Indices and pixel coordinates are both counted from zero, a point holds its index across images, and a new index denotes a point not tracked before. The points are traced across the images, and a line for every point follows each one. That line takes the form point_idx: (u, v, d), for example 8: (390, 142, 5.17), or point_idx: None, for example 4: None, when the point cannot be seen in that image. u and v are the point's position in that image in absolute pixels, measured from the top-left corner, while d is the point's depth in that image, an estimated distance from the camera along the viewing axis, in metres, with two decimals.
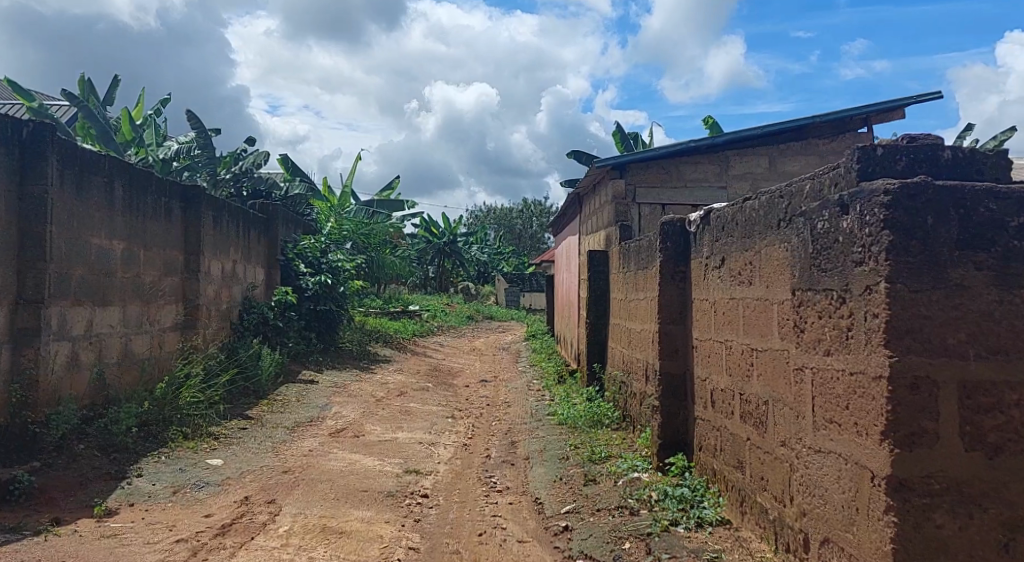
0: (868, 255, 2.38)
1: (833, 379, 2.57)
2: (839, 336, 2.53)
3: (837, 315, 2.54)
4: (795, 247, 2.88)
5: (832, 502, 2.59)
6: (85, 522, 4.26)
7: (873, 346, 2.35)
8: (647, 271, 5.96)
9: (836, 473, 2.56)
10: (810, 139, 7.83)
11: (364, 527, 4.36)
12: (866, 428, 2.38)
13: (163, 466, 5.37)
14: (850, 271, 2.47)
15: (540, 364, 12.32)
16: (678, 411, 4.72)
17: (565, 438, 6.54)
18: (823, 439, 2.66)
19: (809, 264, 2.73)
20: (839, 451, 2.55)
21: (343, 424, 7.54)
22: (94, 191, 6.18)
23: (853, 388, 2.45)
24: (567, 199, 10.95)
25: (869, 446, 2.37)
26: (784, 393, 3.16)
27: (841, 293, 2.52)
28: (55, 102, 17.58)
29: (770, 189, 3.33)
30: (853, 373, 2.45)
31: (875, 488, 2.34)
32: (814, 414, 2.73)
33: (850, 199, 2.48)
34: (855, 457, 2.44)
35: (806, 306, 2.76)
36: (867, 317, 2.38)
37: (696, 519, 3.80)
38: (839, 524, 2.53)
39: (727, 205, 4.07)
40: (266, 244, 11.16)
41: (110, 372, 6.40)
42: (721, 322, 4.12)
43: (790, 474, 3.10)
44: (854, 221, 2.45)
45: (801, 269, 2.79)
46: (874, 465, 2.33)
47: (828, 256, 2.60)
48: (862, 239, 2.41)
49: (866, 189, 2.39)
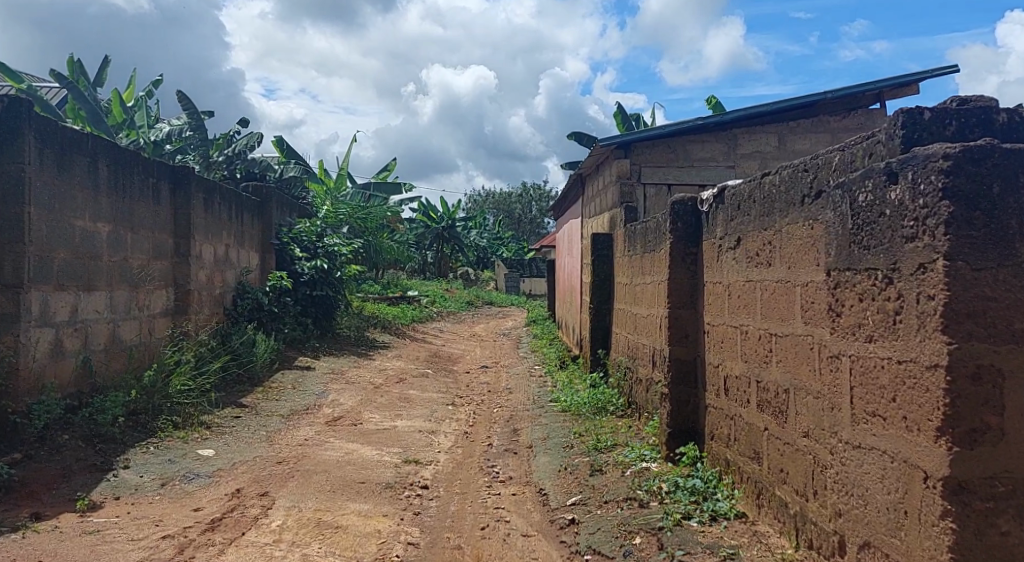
0: (922, 229, 2.16)
1: (878, 368, 2.36)
2: (884, 320, 2.32)
3: (882, 297, 2.32)
4: (831, 224, 2.67)
5: (875, 503, 2.38)
6: (67, 518, 4.06)
7: (927, 332, 2.13)
8: (654, 254, 5.76)
9: (880, 471, 2.36)
10: (822, 116, 7.63)
11: (360, 522, 4.17)
12: (917, 423, 2.18)
13: (152, 457, 5.17)
14: (899, 249, 2.25)
15: (541, 350, 12.12)
16: (688, 398, 4.52)
17: (569, 426, 6.35)
18: (865, 434, 2.45)
19: (848, 242, 2.51)
20: (885, 448, 2.34)
21: (340, 412, 7.34)
22: (79, 170, 6.00)
23: (902, 378, 2.24)
24: (569, 181, 10.73)
25: (922, 443, 2.16)
26: (809, 381, 2.96)
27: (888, 273, 2.30)
28: (45, 84, 17.32)
29: (793, 163, 3.19)
30: (902, 361, 2.24)
31: (929, 490, 2.13)
32: (853, 406, 2.52)
33: (899, 167, 2.27)
34: (904, 455, 2.24)
35: (843, 286, 2.54)
36: (920, 299, 2.16)
37: (710, 513, 3.59)
38: (883, 528, 2.34)
39: (743, 182, 3.89)
40: (260, 227, 10.90)
41: (98, 360, 6.19)
42: (735, 307, 3.90)
43: (816, 466, 2.90)
44: (905, 191, 2.24)
45: (839, 248, 2.57)
46: (929, 465, 2.13)
47: (872, 232, 2.38)
48: (914, 211, 2.19)
49: (921, 154, 2.17)
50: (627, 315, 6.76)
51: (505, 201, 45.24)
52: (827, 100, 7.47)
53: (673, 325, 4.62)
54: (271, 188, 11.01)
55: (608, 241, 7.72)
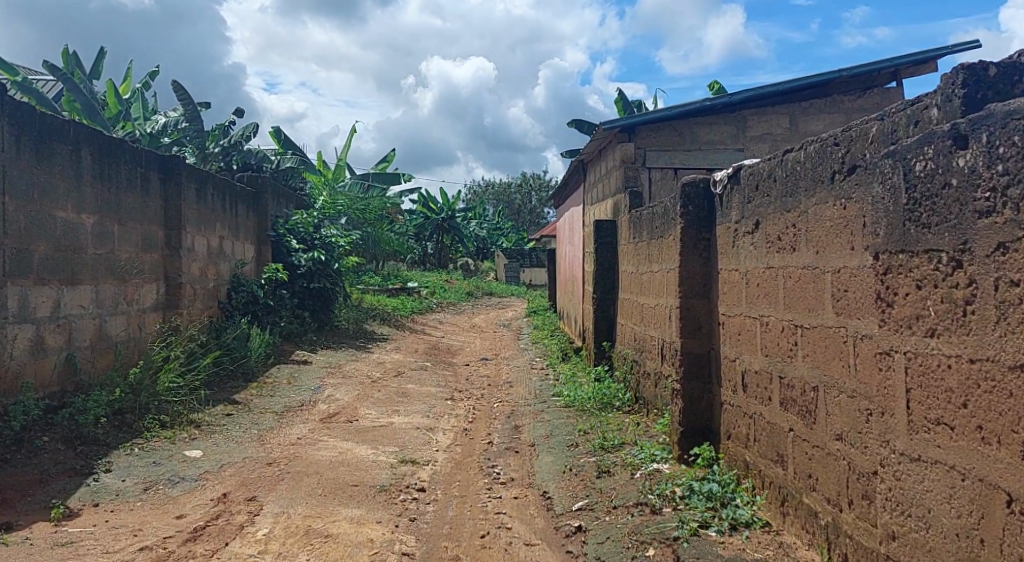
0: (999, 202, 1.86)
1: (941, 368, 2.05)
2: (952, 312, 2.01)
3: (949, 284, 2.02)
4: (877, 200, 2.36)
5: (938, 526, 2.09)
6: (39, 529, 3.78)
7: (1009, 325, 1.83)
8: (663, 241, 5.46)
9: (944, 489, 2.07)
10: (836, 95, 7.32)
11: (351, 530, 3.89)
12: (997, 435, 1.89)
13: (135, 459, 4.88)
14: (970, 226, 1.95)
15: (542, 342, 11.85)
16: (702, 395, 4.25)
17: (573, 422, 6.07)
18: (924, 445, 2.14)
19: (901, 221, 2.21)
20: (951, 461, 2.04)
21: (335, 408, 7.06)
22: (59, 159, 5.69)
23: (976, 381, 1.94)
24: (570, 168, 10.42)
25: (1003, 459, 1.88)
26: (846, 379, 2.68)
27: (955, 255, 1.99)
28: (36, 75, 16.95)
29: (821, 135, 2.90)
30: (975, 360, 1.94)
31: (1011, 515, 1.86)
32: (907, 411, 2.22)
33: (968, 129, 1.97)
34: (978, 472, 1.95)
35: (894, 272, 2.23)
36: (998, 284, 1.86)
37: (730, 521, 3.32)
38: (948, 554, 2.05)
39: (761, 160, 3.61)
40: (255, 218, 10.60)
41: (82, 357, 5.90)
42: (755, 297, 3.61)
43: (853, 474, 2.62)
44: (975, 157, 1.94)
45: (889, 227, 2.26)
46: (1013, 486, 1.85)
47: (933, 208, 2.08)
48: (989, 179, 1.89)
49: (994, 111, 1.88)
50: (633, 306, 6.47)
51: (506, 191, 44.90)
52: (841, 79, 7.16)
53: (685, 316, 4.33)
54: (267, 178, 10.70)
55: (613, 228, 7.42)
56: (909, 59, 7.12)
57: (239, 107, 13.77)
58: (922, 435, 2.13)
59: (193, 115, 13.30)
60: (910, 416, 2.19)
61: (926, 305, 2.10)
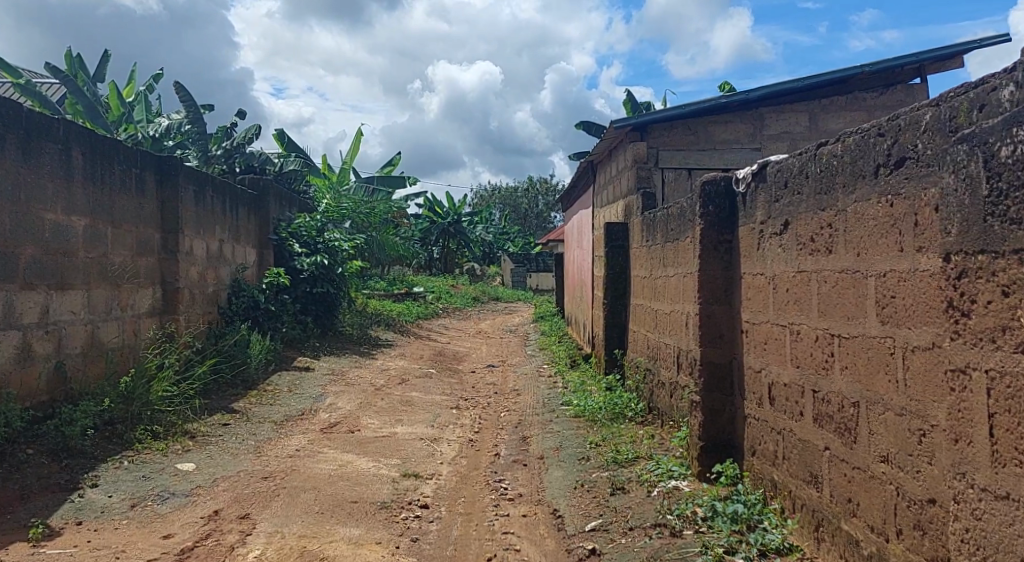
0: None
1: None
2: None
3: None
4: (943, 195, 2.08)
5: None
6: (15, 551, 3.53)
7: None
8: (678, 244, 5.21)
9: None
10: (857, 92, 7.07)
11: (349, 552, 3.64)
12: None
13: (124, 473, 4.63)
14: None
15: (550, 348, 11.59)
16: (723, 408, 3.99)
17: (584, 434, 5.80)
18: (1012, 481, 1.84)
19: (975, 218, 1.93)
20: None
21: (336, 418, 6.81)
22: (48, 158, 5.47)
23: None
24: (578, 170, 10.17)
25: None
26: (901, 397, 2.41)
27: None
28: (40, 78, 16.79)
29: (863, 126, 2.65)
30: None
31: None
32: (985, 438, 1.93)
33: None
34: None
35: (969, 277, 1.95)
36: None
37: (758, 547, 3.06)
38: None
39: (790, 155, 3.36)
40: (257, 222, 10.38)
41: (72, 364, 5.67)
42: (783, 304, 3.35)
43: (911, 504, 2.35)
44: None
45: (961, 226, 1.98)
46: None
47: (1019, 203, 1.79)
48: None
49: None
50: (646, 312, 6.20)
51: (512, 195, 44.68)
52: (862, 75, 6.92)
53: (705, 323, 4.08)
54: (269, 180, 10.49)
55: (624, 231, 7.16)
56: (934, 55, 6.89)
57: (242, 109, 13.56)
58: (1007, 468, 1.85)
59: (196, 117, 13.10)
60: (988, 446, 1.92)
61: (1013, 316, 1.83)
